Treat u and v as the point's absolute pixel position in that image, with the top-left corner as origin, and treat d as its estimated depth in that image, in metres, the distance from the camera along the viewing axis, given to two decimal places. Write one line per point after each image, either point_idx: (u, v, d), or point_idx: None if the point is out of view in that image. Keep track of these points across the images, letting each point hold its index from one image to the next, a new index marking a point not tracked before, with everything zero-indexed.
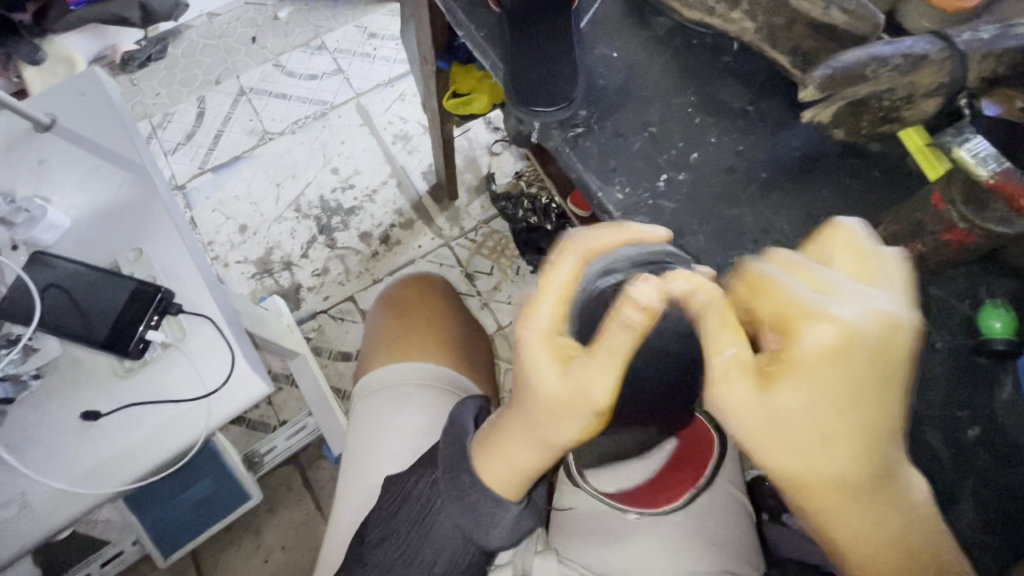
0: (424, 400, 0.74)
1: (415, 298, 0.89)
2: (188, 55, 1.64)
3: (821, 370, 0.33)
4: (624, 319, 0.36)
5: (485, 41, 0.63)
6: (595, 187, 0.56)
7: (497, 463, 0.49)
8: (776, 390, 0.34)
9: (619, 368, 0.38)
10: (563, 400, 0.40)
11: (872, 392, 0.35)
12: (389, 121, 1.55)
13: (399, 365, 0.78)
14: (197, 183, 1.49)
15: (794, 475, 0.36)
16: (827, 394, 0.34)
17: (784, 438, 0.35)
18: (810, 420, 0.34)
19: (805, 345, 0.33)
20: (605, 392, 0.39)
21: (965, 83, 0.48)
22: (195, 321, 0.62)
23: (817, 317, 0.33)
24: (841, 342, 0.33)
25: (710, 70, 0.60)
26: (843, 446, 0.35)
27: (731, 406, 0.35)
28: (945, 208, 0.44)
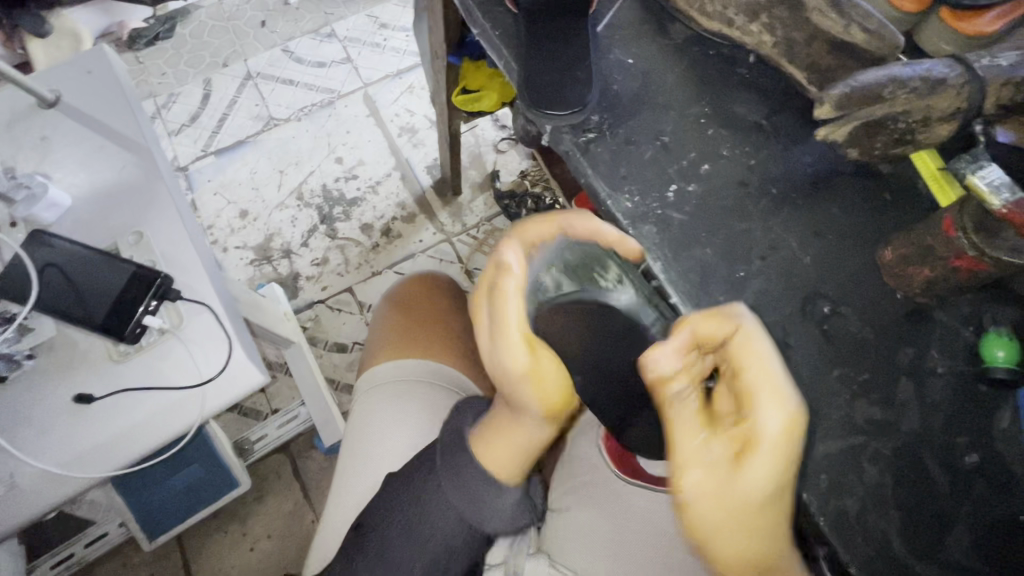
0: (424, 400, 0.74)
1: (421, 297, 0.89)
2: (196, 36, 1.63)
3: (780, 457, 0.39)
4: (501, 283, 0.48)
5: (499, 41, 0.62)
6: (605, 193, 0.56)
7: (495, 438, 0.55)
8: (747, 471, 0.39)
9: (518, 332, 0.48)
10: (499, 374, 0.50)
11: (780, 475, 0.40)
12: (396, 113, 1.54)
13: (401, 362, 0.77)
14: (200, 166, 1.48)
15: (724, 531, 0.40)
16: (775, 472, 0.39)
17: (742, 506, 0.40)
18: (758, 498, 0.40)
19: (765, 429, 0.40)
20: (521, 356, 0.48)
21: (982, 109, 0.48)
22: (193, 308, 0.61)
23: (770, 406, 0.40)
24: (791, 429, 0.39)
25: (726, 82, 0.60)
26: (775, 511, 0.40)
27: (705, 475, 0.40)
28: (955, 235, 0.44)
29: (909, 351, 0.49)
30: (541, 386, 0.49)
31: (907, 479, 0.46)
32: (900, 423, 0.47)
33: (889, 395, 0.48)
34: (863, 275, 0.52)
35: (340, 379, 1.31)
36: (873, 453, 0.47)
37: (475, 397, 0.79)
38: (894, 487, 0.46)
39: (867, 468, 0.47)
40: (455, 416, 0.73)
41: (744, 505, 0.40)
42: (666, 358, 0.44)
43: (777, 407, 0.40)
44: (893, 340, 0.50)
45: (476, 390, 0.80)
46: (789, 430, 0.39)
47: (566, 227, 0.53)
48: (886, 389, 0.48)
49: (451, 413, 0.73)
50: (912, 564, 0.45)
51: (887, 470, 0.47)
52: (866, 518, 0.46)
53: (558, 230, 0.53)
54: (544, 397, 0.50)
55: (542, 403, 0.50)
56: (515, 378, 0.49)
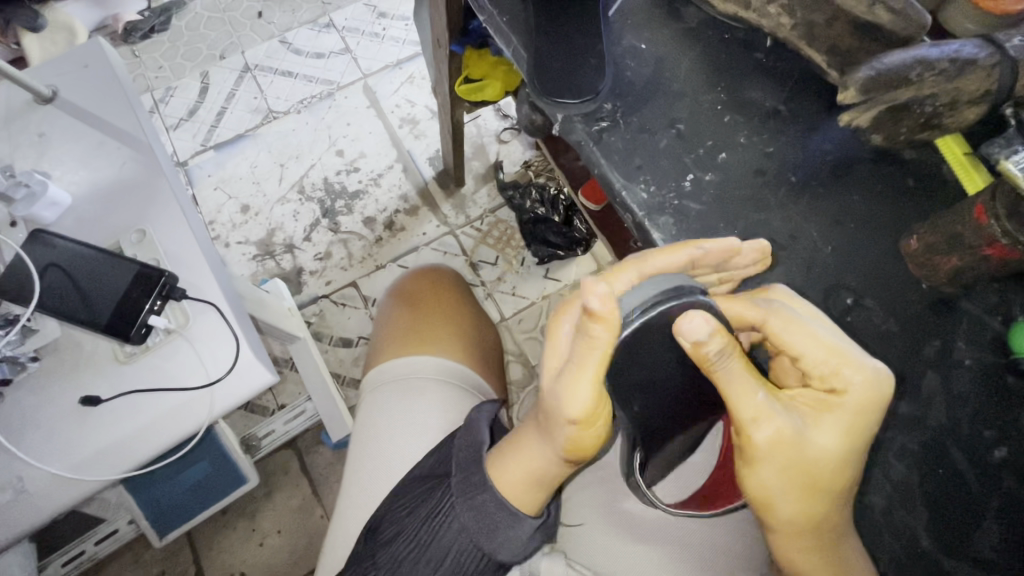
0: (435, 396, 0.72)
1: (426, 291, 0.87)
2: (192, 28, 1.60)
3: (854, 417, 0.42)
4: (590, 328, 0.41)
5: (507, 29, 0.61)
6: (618, 184, 0.54)
7: (512, 464, 0.53)
8: (822, 430, 0.42)
9: (589, 380, 0.43)
10: (551, 407, 0.47)
11: (849, 438, 0.42)
12: (397, 104, 1.52)
13: (410, 357, 0.76)
14: (200, 161, 1.46)
15: (789, 485, 0.43)
16: (842, 431, 0.42)
17: (810, 459, 0.42)
18: (827, 456, 0.42)
19: (850, 394, 0.42)
20: (579, 405, 0.44)
21: (1012, 91, 0.46)
22: (199, 307, 0.60)
23: (849, 371, 0.42)
24: (873, 396, 0.41)
25: (741, 67, 0.58)
26: (844, 472, 0.42)
27: (779, 432, 0.41)
28: (987, 222, 0.42)
29: (935, 343, 0.48)
30: (582, 433, 0.47)
31: (934, 474, 0.45)
32: (926, 417, 0.46)
33: (915, 388, 0.47)
34: (886, 265, 0.50)
35: (346, 374, 1.30)
36: (898, 447, 0.46)
37: (484, 392, 0.78)
38: (920, 483, 0.45)
39: (892, 463, 0.46)
40: (467, 412, 0.72)
41: (815, 461, 0.42)
42: (698, 324, 0.39)
43: (858, 374, 0.41)
44: (918, 332, 0.48)
45: (486, 386, 0.79)
46: (867, 395, 0.41)
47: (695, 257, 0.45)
48: (911, 382, 0.47)
49: (463, 408, 0.72)
50: (939, 559, 0.44)
51: (913, 465, 0.46)
52: (891, 514, 0.45)
53: (684, 261, 0.45)
54: (577, 441, 0.48)
55: (573, 446, 0.49)
56: (565, 419, 0.46)
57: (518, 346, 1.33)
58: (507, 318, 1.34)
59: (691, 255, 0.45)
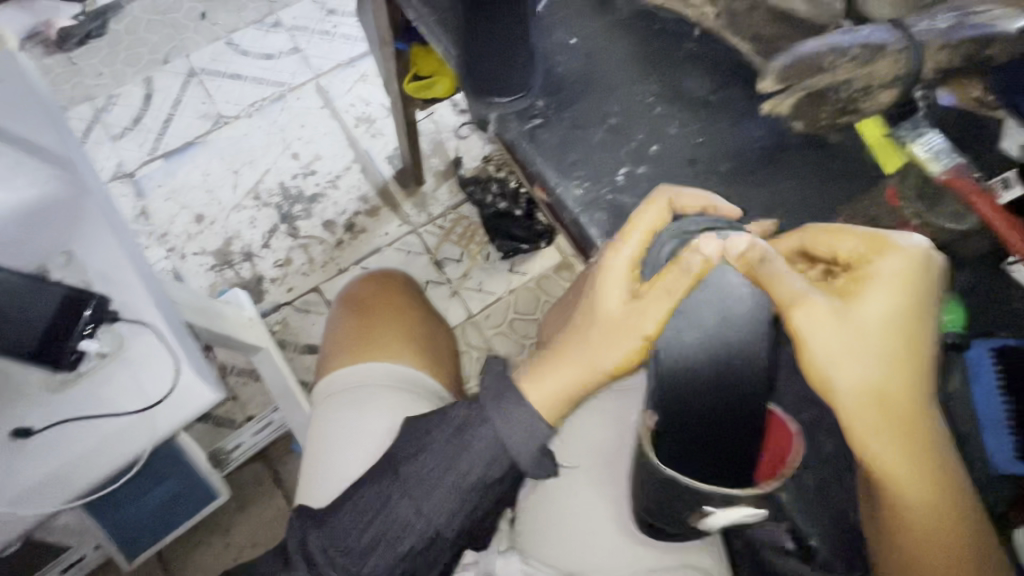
0: (385, 402, 0.71)
1: (376, 296, 0.86)
2: (131, 32, 1.54)
3: (901, 288, 0.38)
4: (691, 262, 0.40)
5: (439, 27, 0.60)
6: (554, 181, 0.54)
7: (550, 393, 0.46)
8: (869, 299, 0.38)
9: (674, 299, 0.40)
10: (618, 327, 0.42)
11: (904, 307, 0.38)
12: (351, 103, 1.49)
13: (359, 365, 0.75)
14: (147, 171, 1.41)
15: (862, 374, 0.37)
16: (896, 302, 0.37)
17: (865, 339, 0.37)
18: (884, 328, 0.37)
19: (883, 267, 0.38)
20: (652, 321, 0.41)
21: (921, 75, 0.47)
22: (136, 328, 0.59)
23: (887, 249, 0.38)
24: (918, 263, 0.38)
25: (672, 57, 0.58)
26: (909, 355, 0.38)
27: (824, 301, 0.38)
28: (902, 200, 0.49)
29: None
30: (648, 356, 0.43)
31: None
32: None
33: None
34: None
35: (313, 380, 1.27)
36: None
37: (439, 394, 0.77)
38: None
39: None
40: (419, 417, 0.70)
41: (875, 332, 0.37)
42: (713, 242, 0.40)
43: (898, 251, 0.38)
44: None
45: (440, 387, 0.78)
46: (914, 266, 0.38)
47: (713, 208, 0.47)
48: None
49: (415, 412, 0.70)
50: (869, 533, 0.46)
51: None
52: None
53: (702, 211, 0.47)
54: (624, 360, 0.43)
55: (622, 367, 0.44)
56: (634, 334, 0.42)
57: (486, 342, 1.32)
58: (474, 315, 1.33)
59: (709, 201, 0.47)
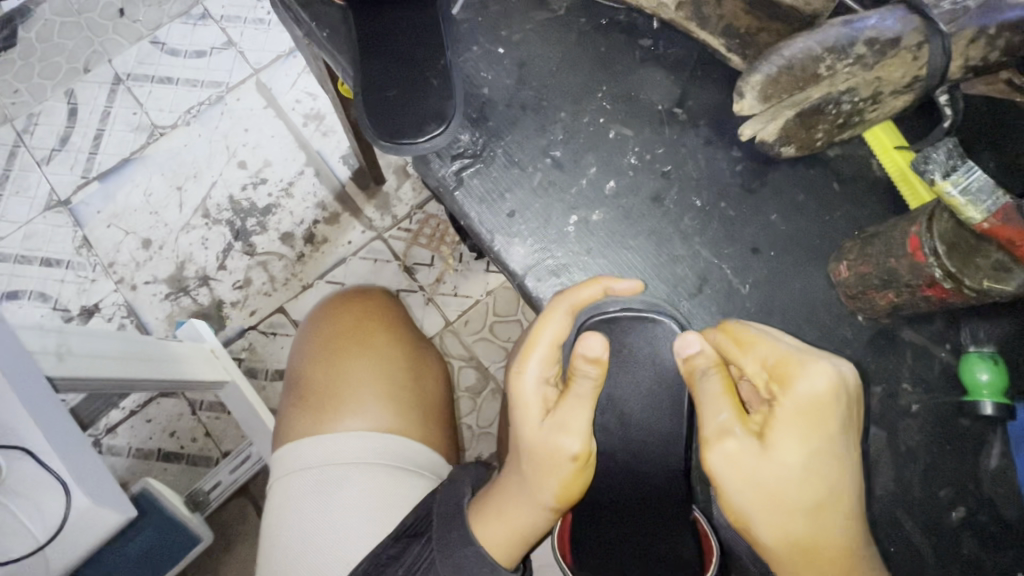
0: (357, 491, 0.51)
1: (341, 330, 0.61)
2: (44, 38, 1.17)
3: (809, 419, 0.32)
4: (585, 369, 0.37)
5: (332, 47, 0.47)
6: (488, 237, 0.44)
7: (495, 518, 0.40)
8: (779, 440, 0.32)
9: (587, 415, 0.37)
10: (538, 453, 0.37)
11: (828, 443, 0.32)
12: (297, 99, 1.15)
13: (329, 436, 0.53)
14: (84, 197, 1.11)
15: (777, 514, 0.32)
16: (808, 443, 0.32)
17: (775, 488, 0.32)
18: (809, 475, 0.32)
19: (796, 395, 0.32)
20: (577, 440, 0.36)
21: (946, 76, 0.36)
22: (12, 455, 0.48)
23: (804, 366, 0.32)
24: (838, 391, 0.32)
25: (627, 60, 0.46)
26: (838, 489, 0.32)
27: (730, 447, 0.33)
28: (925, 260, 0.34)
29: (878, 390, 0.40)
30: (577, 482, 0.38)
31: (889, 555, 0.38)
32: (873, 483, 0.39)
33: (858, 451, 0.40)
34: (817, 300, 0.42)
35: None
36: None
37: (437, 467, 0.56)
38: None
39: None
40: (408, 511, 0.50)
41: (800, 481, 0.32)
42: (596, 342, 0.38)
43: (820, 374, 0.32)
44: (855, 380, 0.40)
45: (438, 454, 0.57)
46: (833, 395, 0.32)
47: (609, 288, 0.39)
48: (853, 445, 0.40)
49: (400, 504, 0.50)
50: None
51: None
52: None
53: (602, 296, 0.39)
54: (567, 489, 0.38)
55: (563, 500, 0.38)
56: (561, 458, 0.37)
57: (468, 349, 1.06)
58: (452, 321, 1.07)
59: (608, 288, 0.39)
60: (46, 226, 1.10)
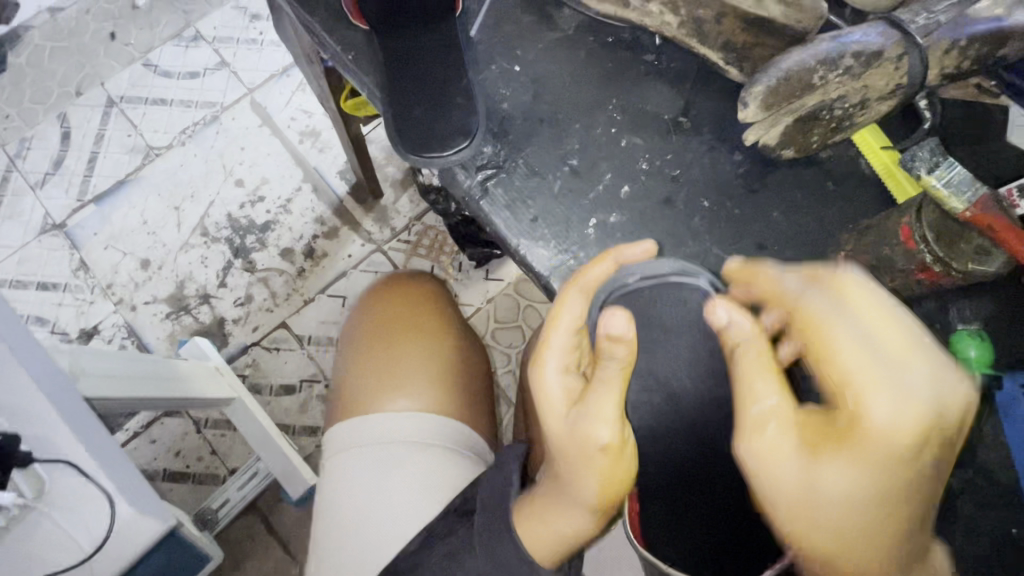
0: (409, 466, 0.60)
1: (397, 316, 0.71)
2: (35, 63, 1.18)
3: (870, 448, 0.31)
4: (611, 350, 0.36)
5: (357, 67, 0.50)
6: (515, 241, 0.47)
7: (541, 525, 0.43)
8: (832, 452, 0.32)
9: (615, 404, 0.37)
10: (566, 443, 0.38)
11: (890, 460, 0.31)
12: (292, 117, 1.16)
13: (380, 414, 0.64)
14: (80, 219, 1.11)
15: (799, 521, 0.33)
16: (853, 467, 0.31)
17: (813, 500, 0.32)
18: (857, 491, 0.32)
19: (870, 412, 0.30)
20: (608, 428, 0.36)
21: (924, 83, 0.41)
22: (56, 468, 0.50)
23: (880, 379, 0.31)
24: (914, 412, 0.30)
25: (633, 75, 0.50)
26: (876, 510, 0.32)
27: (774, 448, 0.33)
28: (917, 247, 0.38)
29: None
30: (614, 470, 0.38)
31: None
32: None
33: None
34: None
35: (296, 424, 1.05)
36: None
37: (473, 443, 0.66)
38: None
39: None
40: (452, 483, 0.59)
41: (848, 492, 0.32)
42: (619, 321, 0.36)
43: (898, 392, 0.30)
44: None
45: (474, 432, 0.67)
46: (909, 416, 0.30)
47: (621, 261, 0.42)
48: None
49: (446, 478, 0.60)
50: None
51: None
52: None
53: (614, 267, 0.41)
54: (607, 482, 0.38)
55: (603, 493, 0.39)
56: (592, 451, 0.37)
57: None
58: None
59: (617, 260, 0.41)
60: (42, 249, 1.10)
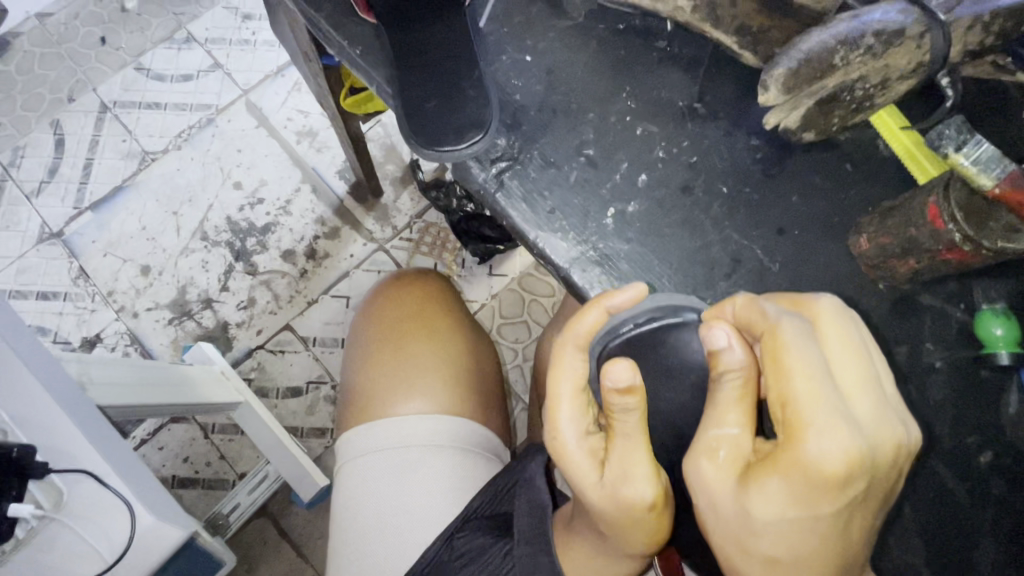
0: (429, 469, 0.60)
1: (403, 320, 0.70)
2: (25, 70, 1.16)
3: (808, 485, 0.32)
4: (624, 404, 0.36)
5: (365, 63, 0.49)
6: (532, 234, 0.46)
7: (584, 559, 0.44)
8: (763, 490, 0.33)
9: (646, 456, 0.37)
10: (609, 507, 0.38)
11: (822, 501, 0.32)
12: (290, 117, 1.15)
13: (394, 420, 0.63)
14: (78, 227, 1.10)
15: (735, 552, 0.35)
16: (788, 491, 0.32)
17: (747, 529, 0.34)
18: (789, 523, 0.33)
19: (803, 454, 0.31)
20: (648, 486, 0.37)
21: (946, 60, 0.41)
22: (72, 478, 0.49)
23: (818, 428, 0.31)
24: (850, 463, 0.31)
25: (645, 62, 0.49)
26: (818, 554, 0.34)
27: (716, 470, 0.34)
28: (945, 226, 0.38)
29: (903, 350, 0.44)
30: (662, 516, 0.39)
31: (926, 501, 0.42)
32: None
33: None
34: (840, 272, 0.45)
35: (304, 427, 1.05)
36: None
37: (489, 443, 0.66)
38: (914, 516, 0.42)
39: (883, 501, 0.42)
40: (478, 485, 0.61)
41: (777, 526, 0.33)
42: (622, 371, 0.35)
43: (837, 442, 0.31)
44: (882, 343, 0.44)
45: (489, 431, 0.66)
46: (840, 466, 0.31)
47: (609, 307, 0.39)
48: None
49: (467, 479, 0.60)
50: None
51: (905, 496, 0.42)
52: (888, 557, 0.42)
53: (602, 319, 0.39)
54: (655, 527, 0.39)
55: (651, 534, 0.40)
56: (638, 510, 0.37)
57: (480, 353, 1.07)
58: None
59: (607, 309, 0.39)
60: (40, 259, 1.08)
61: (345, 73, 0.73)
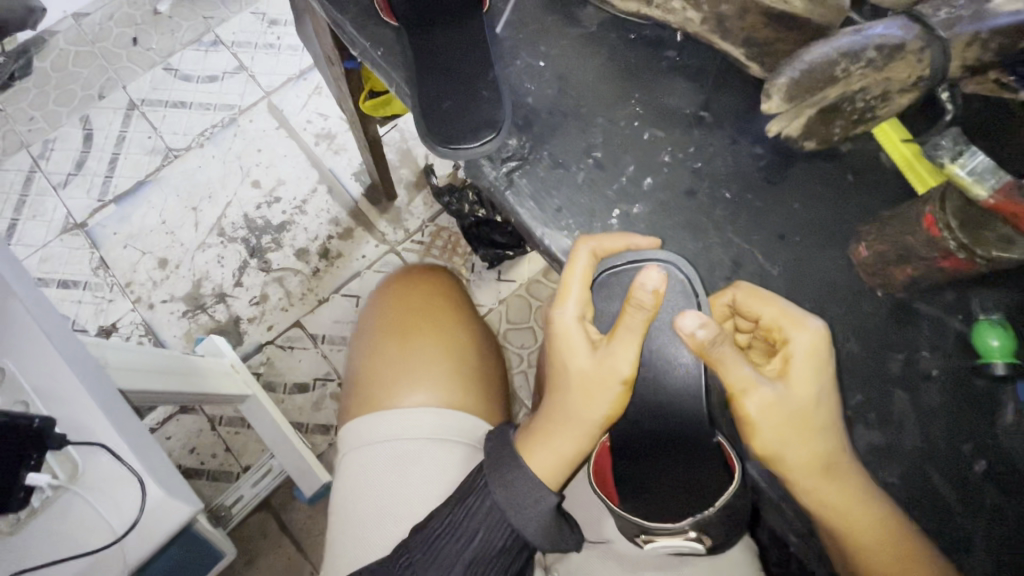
0: (433, 462, 0.61)
1: (411, 308, 0.72)
2: (59, 68, 1.21)
3: (817, 360, 0.40)
4: (641, 300, 0.41)
5: (387, 64, 0.51)
6: (539, 231, 0.48)
7: (541, 446, 0.47)
8: (796, 375, 0.40)
9: (637, 344, 0.42)
10: (591, 377, 0.43)
11: (823, 377, 0.40)
12: (308, 119, 1.19)
13: (399, 412, 0.64)
14: (100, 219, 1.14)
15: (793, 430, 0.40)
16: (820, 374, 0.40)
17: (770, 406, 0.39)
18: (807, 394, 0.40)
19: (796, 343, 0.40)
20: (628, 364, 0.42)
21: (945, 74, 0.42)
22: (88, 450, 0.51)
23: (802, 325, 0.40)
24: (821, 348, 0.40)
25: (654, 71, 0.51)
26: (821, 434, 0.40)
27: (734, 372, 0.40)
28: (940, 234, 0.39)
29: (900, 356, 0.44)
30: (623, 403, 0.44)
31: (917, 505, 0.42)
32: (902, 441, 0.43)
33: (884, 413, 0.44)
34: (840, 279, 0.46)
35: (309, 423, 1.06)
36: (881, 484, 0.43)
37: None
38: None
39: None
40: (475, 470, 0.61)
41: (804, 394, 0.40)
42: (654, 276, 0.41)
43: (810, 338, 0.40)
44: (879, 349, 0.45)
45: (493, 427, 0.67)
46: (815, 347, 0.40)
47: (631, 243, 0.46)
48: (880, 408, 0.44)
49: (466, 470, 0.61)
50: None
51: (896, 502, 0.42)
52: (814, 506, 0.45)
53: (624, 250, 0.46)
54: (613, 407, 0.44)
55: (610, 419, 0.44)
56: (613, 383, 0.43)
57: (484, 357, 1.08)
58: None
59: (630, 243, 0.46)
60: (63, 248, 1.12)
61: (366, 77, 0.76)
